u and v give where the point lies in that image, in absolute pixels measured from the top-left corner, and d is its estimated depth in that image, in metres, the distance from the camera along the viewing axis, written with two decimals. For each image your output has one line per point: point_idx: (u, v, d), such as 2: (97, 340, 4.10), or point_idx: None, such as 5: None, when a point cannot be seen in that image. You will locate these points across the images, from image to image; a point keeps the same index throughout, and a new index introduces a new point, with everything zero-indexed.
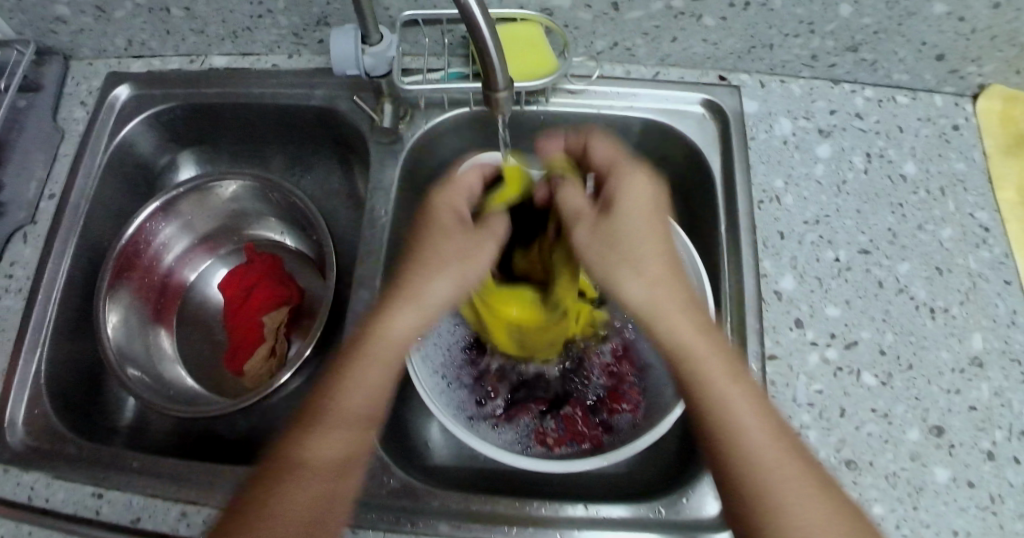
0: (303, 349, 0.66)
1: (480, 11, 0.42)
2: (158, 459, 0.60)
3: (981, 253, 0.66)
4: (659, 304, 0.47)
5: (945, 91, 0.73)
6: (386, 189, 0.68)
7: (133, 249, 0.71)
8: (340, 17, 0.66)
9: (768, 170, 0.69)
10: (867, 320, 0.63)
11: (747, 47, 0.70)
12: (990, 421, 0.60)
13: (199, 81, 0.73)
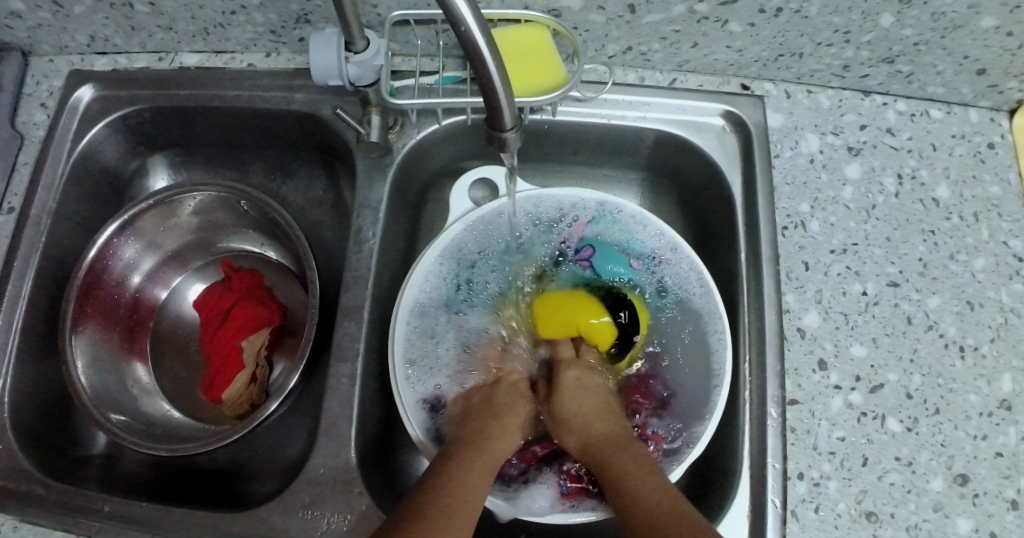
0: (286, 381, 0.62)
1: (486, 45, 0.36)
2: (130, 502, 0.56)
3: (1014, 286, 0.62)
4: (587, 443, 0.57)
5: (981, 105, 0.68)
6: (376, 207, 0.62)
7: (99, 269, 0.65)
8: (324, 16, 0.59)
9: (793, 192, 0.64)
10: (894, 361, 0.59)
11: (773, 55, 0.64)
12: (1016, 470, 0.56)
13: (170, 82, 0.67)
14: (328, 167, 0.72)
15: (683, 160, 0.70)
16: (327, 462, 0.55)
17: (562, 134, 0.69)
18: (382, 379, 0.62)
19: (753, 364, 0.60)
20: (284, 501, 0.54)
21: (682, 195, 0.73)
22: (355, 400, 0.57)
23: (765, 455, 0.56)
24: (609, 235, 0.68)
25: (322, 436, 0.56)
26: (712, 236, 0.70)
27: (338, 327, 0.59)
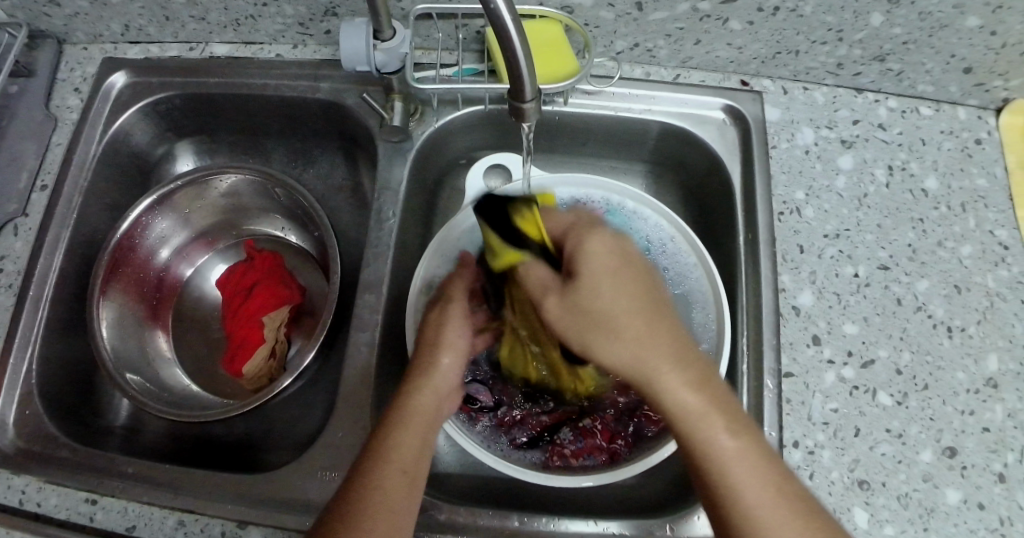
0: (305, 354, 0.64)
1: (512, 21, 0.40)
2: (154, 465, 0.58)
3: (1000, 272, 0.65)
4: (642, 359, 0.47)
5: (969, 103, 0.71)
6: (395, 189, 0.66)
7: (128, 245, 0.68)
8: (350, 9, 0.63)
9: (789, 181, 0.68)
10: (884, 338, 0.62)
11: (772, 52, 0.67)
12: (1002, 443, 0.59)
13: (199, 70, 0.70)
14: (347, 153, 0.75)
15: (687, 152, 0.73)
16: (346, 425, 0.58)
17: (571, 125, 0.73)
18: (398, 350, 0.65)
19: (751, 340, 0.63)
20: (303, 463, 0.57)
21: (684, 186, 0.76)
22: (374, 368, 0.60)
23: (762, 425, 0.59)
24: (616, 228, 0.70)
25: (342, 402, 0.59)
26: (713, 223, 0.73)
27: (358, 299, 0.62)
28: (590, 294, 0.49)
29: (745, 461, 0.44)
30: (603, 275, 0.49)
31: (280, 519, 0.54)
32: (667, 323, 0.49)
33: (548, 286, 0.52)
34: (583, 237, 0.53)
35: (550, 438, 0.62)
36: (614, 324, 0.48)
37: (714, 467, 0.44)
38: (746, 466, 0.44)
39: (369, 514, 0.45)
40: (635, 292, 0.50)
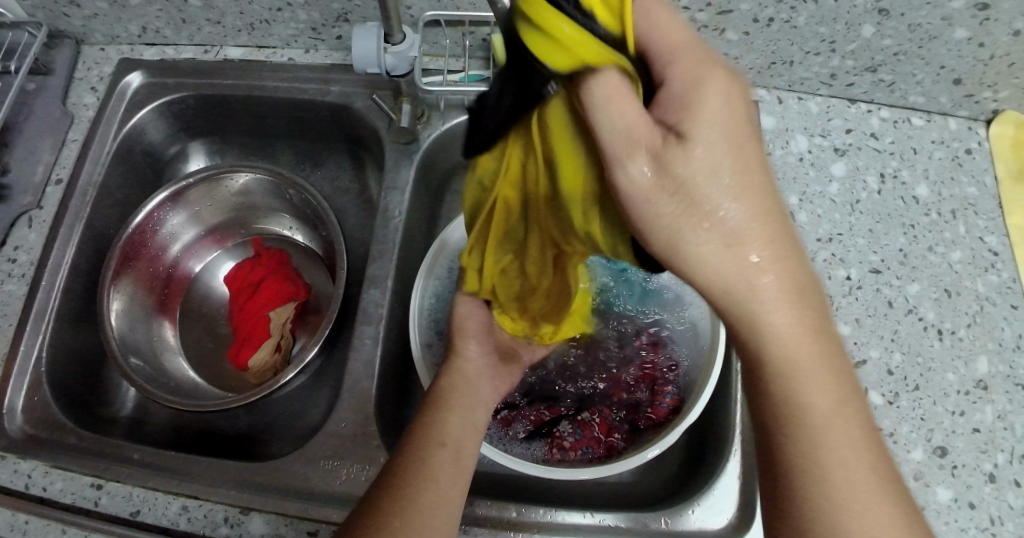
0: (308, 347, 0.65)
1: None
2: (159, 451, 0.59)
3: (989, 277, 0.67)
4: (744, 277, 0.35)
5: (959, 115, 0.74)
6: (401, 188, 0.67)
7: (139, 238, 0.70)
8: (361, 14, 0.65)
9: (783, 187, 0.70)
10: (876, 339, 0.64)
11: (767, 62, 0.70)
12: (992, 444, 0.60)
13: (213, 71, 0.72)
14: (354, 155, 0.77)
15: None
16: (349, 416, 0.59)
17: None
18: (400, 345, 0.66)
19: None
20: (306, 452, 0.58)
21: None
22: (377, 360, 0.61)
23: None
24: None
25: (345, 393, 0.60)
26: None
27: (363, 293, 0.64)
28: (688, 151, 0.34)
29: (825, 376, 0.38)
30: (714, 132, 0.35)
31: (281, 506, 0.55)
32: (783, 213, 0.37)
33: (643, 139, 0.35)
34: (701, 93, 0.36)
35: (551, 429, 0.63)
36: (719, 229, 0.35)
37: (791, 383, 0.37)
38: (824, 384, 0.37)
39: (419, 478, 0.48)
40: (750, 189, 0.35)
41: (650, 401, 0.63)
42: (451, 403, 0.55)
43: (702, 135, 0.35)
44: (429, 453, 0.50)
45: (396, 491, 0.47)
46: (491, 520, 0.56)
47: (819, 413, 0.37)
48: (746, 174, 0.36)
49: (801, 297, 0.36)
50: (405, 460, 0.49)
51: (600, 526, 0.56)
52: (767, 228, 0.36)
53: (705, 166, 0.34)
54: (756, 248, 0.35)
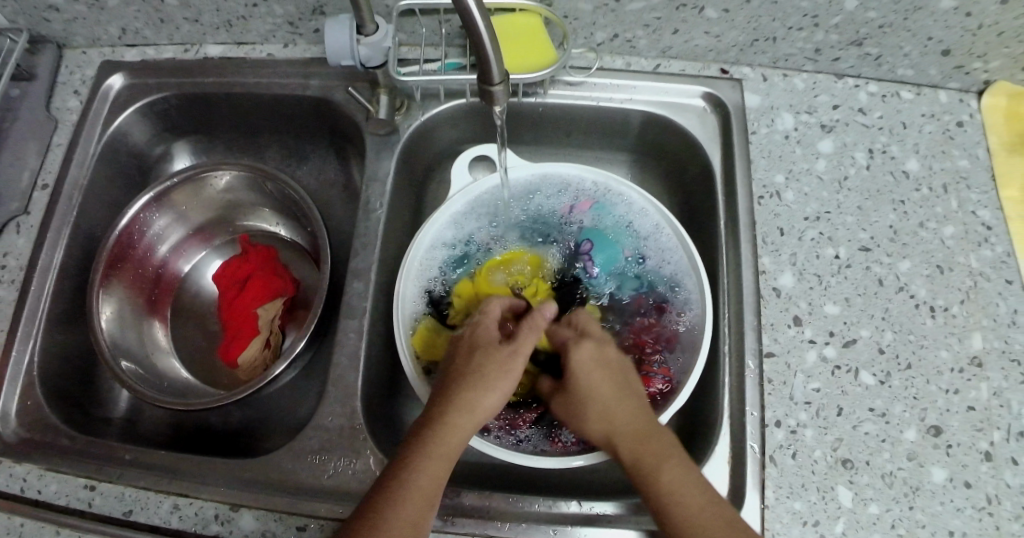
0: (296, 342, 0.65)
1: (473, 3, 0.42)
2: (152, 451, 0.59)
3: (983, 252, 0.65)
4: (606, 419, 0.54)
5: (950, 87, 0.72)
6: (382, 180, 0.67)
7: (126, 240, 0.70)
8: (336, 7, 0.65)
9: (769, 165, 0.68)
10: (867, 318, 0.62)
11: (750, 39, 0.68)
12: (989, 422, 0.59)
13: (195, 71, 0.72)
14: (338, 149, 0.77)
15: (669, 140, 0.74)
16: (336, 409, 0.59)
17: (554, 115, 0.74)
18: (387, 338, 0.66)
19: (732, 320, 0.63)
20: (294, 447, 0.58)
21: (669, 177, 0.78)
22: (362, 353, 0.61)
23: (744, 404, 0.60)
24: (607, 228, 0.71)
25: (331, 387, 0.60)
26: (695, 209, 0.74)
27: (347, 287, 0.64)
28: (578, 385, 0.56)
29: (679, 467, 0.50)
30: (584, 367, 0.56)
31: (269, 501, 0.55)
32: (633, 393, 0.55)
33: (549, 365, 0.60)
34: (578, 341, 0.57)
35: (553, 434, 0.63)
36: (585, 401, 0.55)
37: (646, 481, 0.50)
38: (680, 475, 0.50)
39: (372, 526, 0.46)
40: (617, 386, 0.55)
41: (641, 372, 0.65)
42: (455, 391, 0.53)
43: (583, 362, 0.56)
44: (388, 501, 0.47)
45: (386, 512, 0.47)
46: (479, 510, 0.56)
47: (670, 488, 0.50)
48: (625, 385, 0.56)
49: (648, 430, 0.53)
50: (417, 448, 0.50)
51: (592, 515, 0.56)
52: (618, 404, 0.54)
53: (582, 380, 0.55)
54: (623, 419, 0.53)
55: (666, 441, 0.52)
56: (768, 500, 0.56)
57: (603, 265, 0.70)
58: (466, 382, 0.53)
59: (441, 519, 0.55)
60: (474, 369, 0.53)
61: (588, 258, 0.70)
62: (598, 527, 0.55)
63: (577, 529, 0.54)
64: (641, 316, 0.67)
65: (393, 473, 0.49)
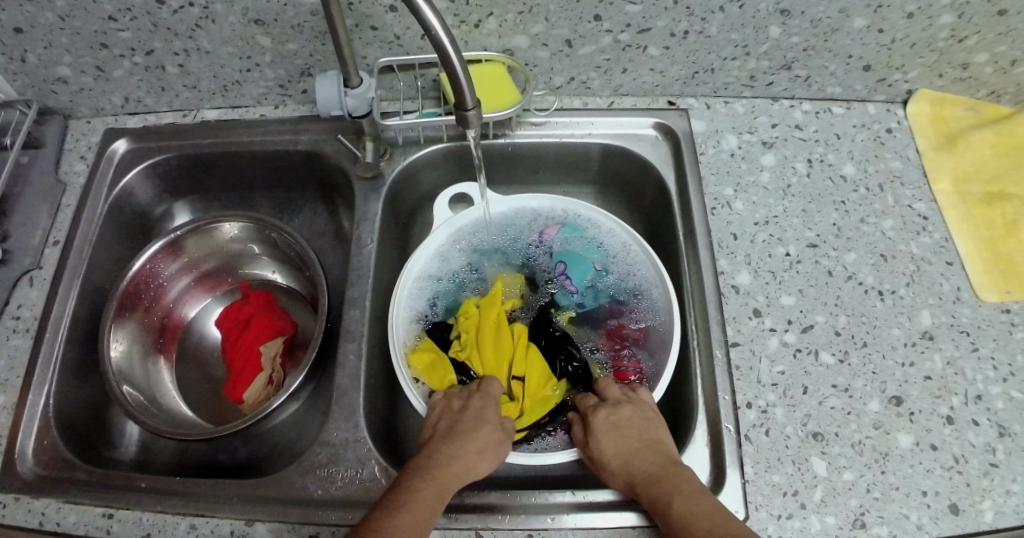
0: (296, 375, 0.69)
1: (447, 42, 0.50)
2: (167, 478, 0.62)
3: (922, 239, 0.70)
4: (629, 465, 0.57)
5: (877, 99, 0.78)
6: (372, 219, 0.71)
7: (134, 290, 0.74)
8: (323, 67, 0.72)
9: (718, 180, 0.72)
10: (821, 306, 0.66)
11: (690, 72, 0.72)
12: (946, 389, 0.63)
13: (191, 132, 0.78)
14: (327, 199, 0.82)
15: (628, 170, 0.77)
16: (341, 425, 0.63)
17: (522, 154, 0.76)
18: (384, 362, 0.69)
19: (699, 318, 0.66)
20: (303, 463, 0.61)
21: (629, 205, 0.81)
22: (362, 373, 0.65)
23: (716, 390, 0.62)
24: (577, 246, 0.73)
25: (334, 406, 0.63)
26: (657, 227, 0.77)
27: (344, 314, 0.67)
28: (604, 437, 0.60)
29: (691, 499, 0.53)
30: (614, 423, 0.60)
31: (281, 514, 0.58)
32: (656, 441, 0.59)
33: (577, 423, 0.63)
34: (607, 402, 0.62)
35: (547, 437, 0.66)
36: (610, 452, 0.59)
37: (664, 513, 0.53)
38: (692, 504, 0.53)
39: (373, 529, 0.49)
40: (643, 437, 0.59)
41: (614, 366, 0.68)
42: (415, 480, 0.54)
43: (611, 416, 0.61)
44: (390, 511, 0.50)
45: (387, 519, 0.50)
46: (480, 507, 0.59)
47: (684, 514, 0.52)
48: (649, 434, 0.59)
49: (664, 470, 0.56)
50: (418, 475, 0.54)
51: (587, 502, 0.59)
52: (641, 452, 0.58)
53: (610, 433, 0.60)
54: (645, 463, 0.57)
55: (681, 477, 0.55)
56: (749, 475, 0.59)
57: (579, 282, 0.71)
58: (464, 427, 0.59)
59: (446, 517, 0.58)
60: (471, 419, 0.59)
61: (565, 277, 0.72)
62: (593, 512, 0.58)
63: (573, 515, 0.58)
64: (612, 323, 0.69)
65: (398, 491, 0.53)
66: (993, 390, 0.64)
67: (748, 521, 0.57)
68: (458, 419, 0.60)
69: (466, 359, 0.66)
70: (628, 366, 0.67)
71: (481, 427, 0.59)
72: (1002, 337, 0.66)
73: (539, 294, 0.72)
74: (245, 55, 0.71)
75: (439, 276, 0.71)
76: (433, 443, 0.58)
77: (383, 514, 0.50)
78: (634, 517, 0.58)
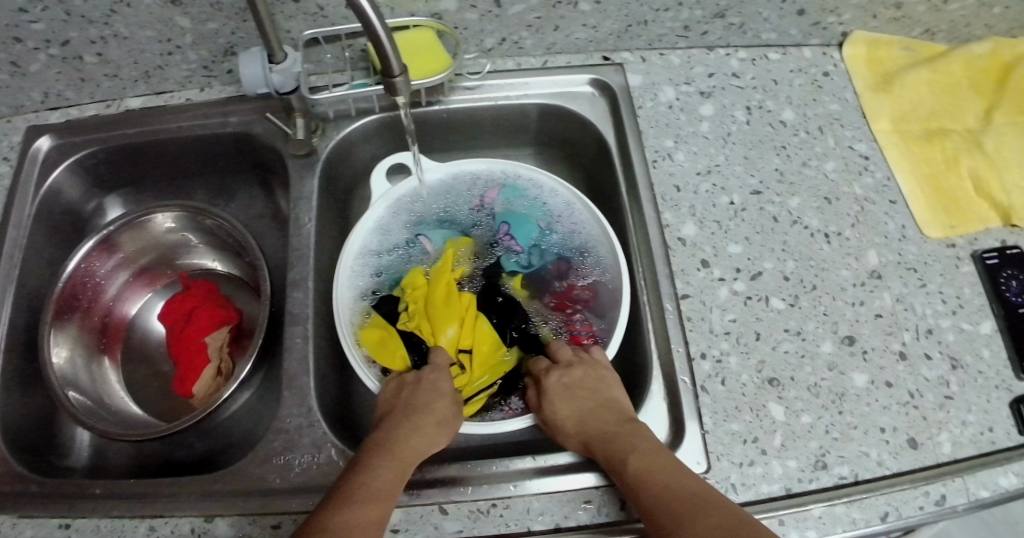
0: (245, 362, 0.67)
1: (371, 11, 0.48)
2: (123, 481, 0.60)
3: (864, 179, 0.70)
4: (585, 425, 0.57)
5: (812, 43, 0.78)
6: (309, 198, 0.69)
7: (71, 291, 0.72)
8: (247, 44, 0.70)
9: (658, 133, 0.71)
10: (768, 252, 0.66)
11: (624, 26, 0.71)
12: (897, 325, 0.64)
13: (118, 123, 0.75)
14: (263, 181, 0.80)
15: (568, 129, 0.76)
16: (294, 411, 0.61)
17: (458, 120, 0.75)
18: (333, 343, 0.68)
19: (647, 273, 0.65)
20: (259, 452, 0.59)
21: (573, 164, 0.80)
22: (311, 356, 0.63)
23: (670, 343, 0.62)
24: (519, 206, 0.72)
25: (285, 392, 0.61)
26: (601, 187, 0.76)
27: (288, 297, 0.65)
28: (558, 399, 0.59)
29: (647, 455, 0.52)
30: (568, 385, 0.60)
31: (241, 506, 0.56)
32: (611, 400, 0.58)
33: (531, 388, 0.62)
34: (561, 365, 0.62)
35: (500, 406, 0.64)
36: (565, 415, 0.58)
37: (621, 470, 0.52)
38: (648, 460, 0.52)
39: (336, 508, 0.47)
40: (598, 397, 0.58)
41: (569, 332, 0.67)
42: (376, 459, 0.52)
43: (564, 379, 0.60)
44: (352, 491, 0.48)
45: (349, 498, 0.48)
46: (440, 480, 0.58)
47: (641, 471, 0.51)
48: (604, 394, 0.59)
49: (621, 427, 0.55)
50: (379, 454, 0.52)
51: (548, 466, 0.59)
52: (596, 411, 0.57)
53: (565, 396, 0.59)
54: (601, 422, 0.56)
55: (638, 434, 0.55)
56: (707, 426, 0.58)
57: (524, 242, 0.71)
58: (420, 404, 0.57)
59: (407, 494, 0.57)
60: (426, 395, 0.58)
61: (509, 238, 0.71)
62: (555, 476, 0.58)
63: (535, 481, 0.57)
64: (561, 282, 0.68)
65: (358, 471, 0.51)
66: (944, 324, 0.64)
67: (709, 472, 0.57)
68: (413, 394, 0.58)
69: (414, 328, 0.64)
70: (581, 330, 0.67)
71: (437, 402, 0.58)
72: (948, 271, 0.67)
73: (484, 260, 0.71)
74: (165, 38, 0.68)
75: (382, 248, 0.69)
76: (389, 420, 0.56)
77: (344, 494, 0.48)
78: (595, 477, 0.57)
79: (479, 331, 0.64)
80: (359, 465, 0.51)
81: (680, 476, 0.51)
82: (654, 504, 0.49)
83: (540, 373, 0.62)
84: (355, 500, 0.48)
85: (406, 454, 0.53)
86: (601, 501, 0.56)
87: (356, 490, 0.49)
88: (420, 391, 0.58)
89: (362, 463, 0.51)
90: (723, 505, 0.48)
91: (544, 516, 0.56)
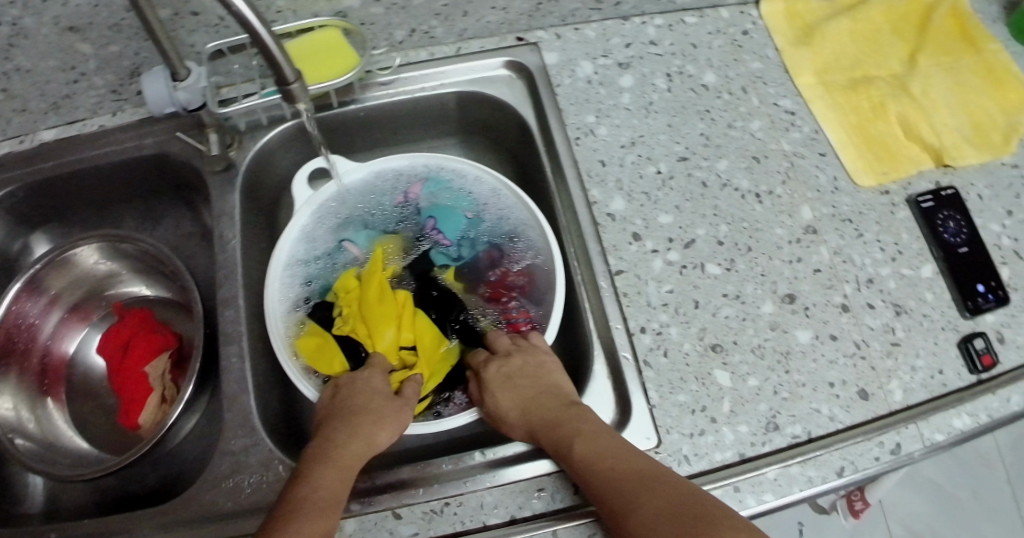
0: (185, 385, 0.65)
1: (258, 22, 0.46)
2: (73, 523, 0.58)
3: (792, 135, 0.70)
4: (528, 412, 0.56)
5: (728, 3, 0.77)
6: (231, 214, 0.67)
7: (4, 336, 0.70)
8: (151, 63, 0.68)
9: (579, 109, 0.70)
10: (700, 218, 0.65)
11: (533, 4, 0.71)
12: (836, 279, 0.63)
13: (32, 159, 0.72)
14: (187, 200, 0.79)
15: (490, 115, 0.75)
16: (237, 432, 0.59)
17: (377, 117, 0.73)
18: (271, 358, 0.66)
19: (580, 253, 0.65)
20: (206, 478, 0.58)
21: (501, 149, 0.79)
22: (248, 374, 0.62)
23: (607, 320, 0.61)
24: (444, 199, 0.71)
25: (226, 413, 0.60)
26: (529, 170, 0.75)
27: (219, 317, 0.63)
28: (499, 390, 0.58)
29: (591, 436, 0.52)
30: (508, 374, 0.59)
31: None
32: (551, 385, 0.58)
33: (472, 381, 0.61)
34: (499, 355, 0.61)
35: (445, 403, 0.64)
36: (508, 404, 0.57)
37: (569, 455, 0.52)
38: (593, 441, 0.51)
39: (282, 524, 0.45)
40: (539, 384, 0.58)
41: (507, 321, 0.66)
42: (318, 469, 0.50)
43: (504, 369, 0.59)
44: (296, 505, 0.47)
45: (293, 512, 0.46)
46: (392, 485, 0.57)
47: (588, 454, 0.51)
48: (544, 380, 0.58)
49: (564, 412, 0.55)
50: (321, 463, 0.51)
51: (499, 459, 0.58)
52: (537, 398, 0.57)
53: (506, 385, 0.58)
54: (544, 408, 0.56)
55: (581, 415, 0.54)
56: (654, 400, 0.58)
57: (452, 235, 0.70)
58: (359, 406, 0.56)
59: (359, 503, 0.56)
60: (365, 397, 0.57)
61: (437, 232, 0.70)
62: (506, 467, 0.57)
63: (487, 474, 0.57)
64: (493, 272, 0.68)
65: (301, 482, 0.49)
66: (883, 272, 0.64)
67: (660, 447, 0.56)
68: (351, 397, 0.57)
69: (349, 332, 0.63)
70: (519, 317, 0.66)
71: (376, 403, 0.57)
72: (884, 219, 0.66)
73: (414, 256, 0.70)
74: (67, 66, 0.66)
75: (310, 255, 0.68)
76: (328, 427, 0.55)
77: (288, 508, 0.47)
78: (547, 464, 0.57)
79: (419, 327, 0.64)
80: (301, 476, 0.50)
81: (627, 455, 0.50)
82: (604, 487, 0.48)
83: (480, 364, 0.61)
84: (299, 513, 0.46)
85: (349, 460, 0.52)
86: (555, 487, 0.56)
87: (299, 503, 0.47)
88: (358, 394, 0.57)
89: (304, 474, 0.50)
90: (671, 479, 0.48)
91: (498, 509, 0.55)
